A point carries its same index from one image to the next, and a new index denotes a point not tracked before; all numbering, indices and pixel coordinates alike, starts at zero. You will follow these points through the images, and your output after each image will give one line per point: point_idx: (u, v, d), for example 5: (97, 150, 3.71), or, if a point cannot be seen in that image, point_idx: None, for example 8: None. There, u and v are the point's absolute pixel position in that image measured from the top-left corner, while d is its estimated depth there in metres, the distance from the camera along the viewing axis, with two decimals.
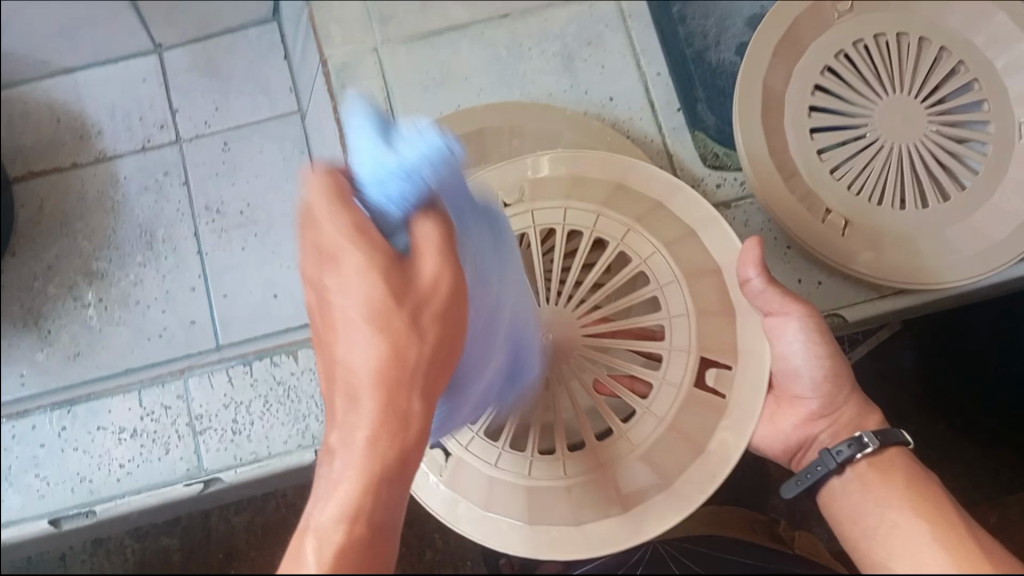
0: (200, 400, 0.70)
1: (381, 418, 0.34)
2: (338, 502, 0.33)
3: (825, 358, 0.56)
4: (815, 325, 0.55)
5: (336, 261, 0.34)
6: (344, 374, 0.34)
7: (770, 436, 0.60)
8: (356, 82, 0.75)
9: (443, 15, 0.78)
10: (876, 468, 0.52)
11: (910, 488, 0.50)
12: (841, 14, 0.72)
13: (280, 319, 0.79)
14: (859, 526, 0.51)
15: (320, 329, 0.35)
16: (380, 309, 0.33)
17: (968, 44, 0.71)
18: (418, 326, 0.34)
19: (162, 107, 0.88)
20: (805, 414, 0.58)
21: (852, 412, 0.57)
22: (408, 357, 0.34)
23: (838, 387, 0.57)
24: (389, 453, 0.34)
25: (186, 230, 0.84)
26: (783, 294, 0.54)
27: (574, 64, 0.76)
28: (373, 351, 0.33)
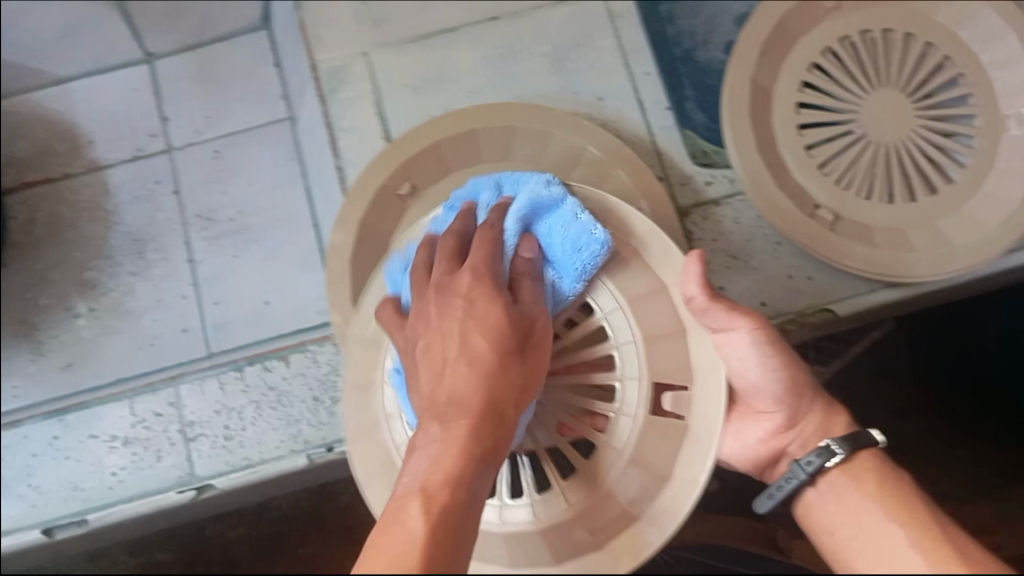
0: (192, 407, 0.70)
1: (472, 423, 0.42)
2: (422, 479, 0.40)
3: (778, 371, 0.53)
4: (766, 336, 0.52)
5: (444, 300, 0.49)
6: (442, 398, 0.44)
7: (737, 451, 0.58)
8: (346, 87, 0.75)
9: (433, 19, 0.78)
10: (847, 475, 0.51)
11: (884, 490, 0.49)
12: (827, 12, 0.73)
13: (270, 325, 0.78)
14: (835, 535, 0.49)
15: (429, 360, 0.47)
16: (472, 347, 0.46)
17: (953, 39, 0.71)
18: (505, 359, 0.45)
19: (153, 116, 0.87)
20: (773, 427, 0.56)
21: (816, 421, 0.55)
22: (474, 391, 0.44)
23: (794, 395, 0.55)
24: (475, 449, 0.41)
25: (176, 240, 0.83)
26: (729, 309, 0.51)
27: (564, 65, 0.76)
28: (461, 381, 0.44)
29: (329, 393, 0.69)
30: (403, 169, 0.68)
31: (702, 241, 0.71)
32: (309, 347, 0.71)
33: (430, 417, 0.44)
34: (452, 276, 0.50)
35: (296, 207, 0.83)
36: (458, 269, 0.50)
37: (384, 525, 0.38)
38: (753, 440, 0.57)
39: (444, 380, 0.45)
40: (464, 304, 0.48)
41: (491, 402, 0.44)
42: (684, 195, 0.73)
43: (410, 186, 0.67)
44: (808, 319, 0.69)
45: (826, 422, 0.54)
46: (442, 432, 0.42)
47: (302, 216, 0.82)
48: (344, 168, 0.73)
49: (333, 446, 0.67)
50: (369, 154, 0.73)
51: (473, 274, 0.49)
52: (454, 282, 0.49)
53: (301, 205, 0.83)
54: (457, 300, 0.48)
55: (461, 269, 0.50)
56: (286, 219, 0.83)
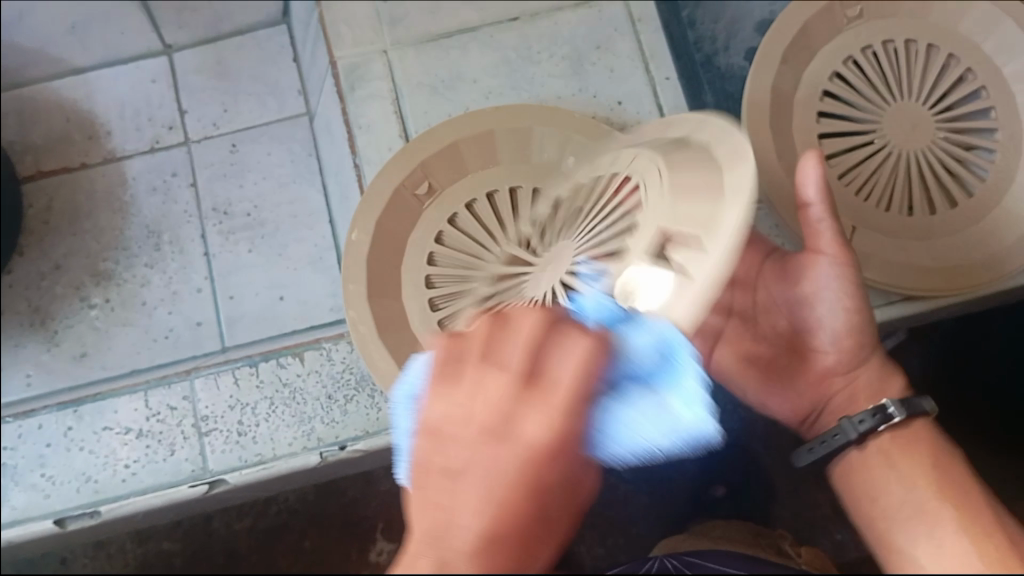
0: (206, 401, 0.70)
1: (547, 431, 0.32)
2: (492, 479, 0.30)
3: (854, 312, 0.52)
4: (847, 277, 0.51)
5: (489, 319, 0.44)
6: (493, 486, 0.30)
7: (785, 397, 0.57)
8: (366, 85, 0.75)
9: (452, 18, 0.77)
10: (898, 443, 0.48)
11: (941, 469, 0.46)
12: (850, 20, 0.72)
13: (283, 321, 0.78)
14: (878, 504, 0.46)
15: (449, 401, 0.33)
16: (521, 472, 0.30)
17: (977, 51, 0.71)
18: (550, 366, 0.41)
19: (170, 107, 0.87)
20: (822, 373, 0.54)
21: (872, 377, 0.53)
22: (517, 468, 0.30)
23: (862, 343, 0.53)
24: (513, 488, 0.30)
25: (192, 232, 0.83)
26: (820, 221, 0.51)
27: (584, 67, 0.75)
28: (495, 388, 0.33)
29: (342, 391, 0.68)
30: (420, 169, 0.67)
31: None
32: (324, 344, 0.70)
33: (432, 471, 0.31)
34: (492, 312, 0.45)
35: (311, 202, 0.83)
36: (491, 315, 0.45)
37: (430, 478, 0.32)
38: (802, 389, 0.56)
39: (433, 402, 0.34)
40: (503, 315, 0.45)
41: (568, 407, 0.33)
42: None
43: (427, 186, 0.67)
44: None
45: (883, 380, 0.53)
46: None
47: (317, 211, 0.82)
48: (362, 165, 0.73)
49: (345, 444, 0.67)
50: (386, 153, 0.73)
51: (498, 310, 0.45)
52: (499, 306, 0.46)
53: (317, 200, 0.83)
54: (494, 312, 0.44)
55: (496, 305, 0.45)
56: (300, 215, 0.82)
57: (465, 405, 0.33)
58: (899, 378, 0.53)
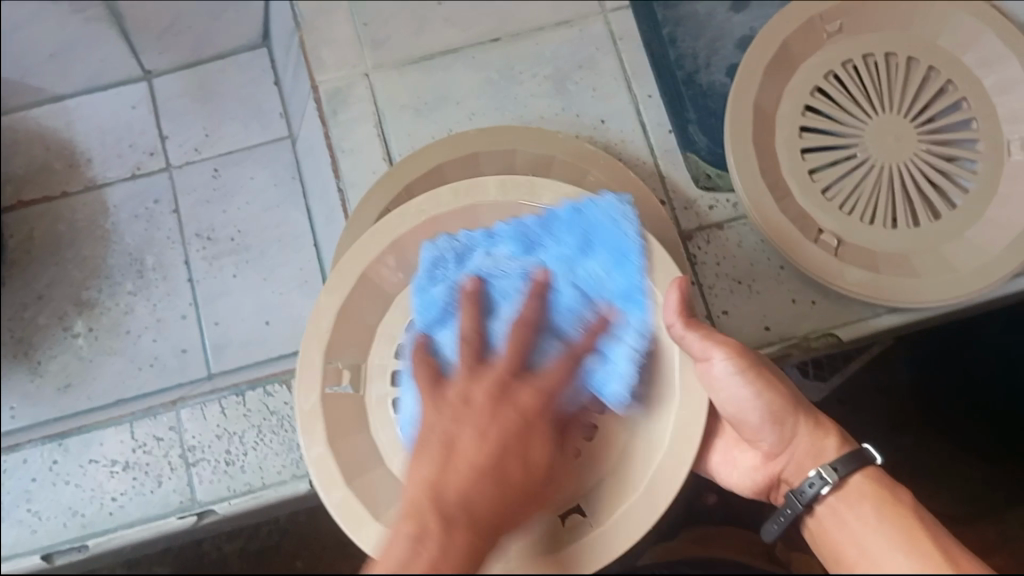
0: (193, 432, 0.69)
1: (473, 493, 0.40)
2: (443, 479, 0.40)
3: (766, 393, 0.52)
4: (743, 363, 0.51)
5: (485, 399, 0.44)
6: (429, 499, 0.39)
7: (736, 478, 0.57)
8: (348, 108, 0.74)
9: (433, 39, 0.76)
10: (845, 501, 0.50)
11: (885, 511, 0.48)
12: (830, 34, 0.73)
13: (267, 346, 0.77)
14: (841, 560, 0.49)
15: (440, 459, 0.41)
16: (505, 471, 0.41)
17: (956, 63, 0.72)
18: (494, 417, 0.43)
19: (152, 133, 0.86)
20: (763, 453, 0.55)
21: (806, 444, 0.53)
22: (480, 497, 0.40)
23: (780, 418, 0.53)
24: (485, 491, 0.40)
25: (176, 257, 0.82)
26: (684, 326, 0.49)
27: (566, 86, 0.75)
28: (444, 466, 0.41)
29: None
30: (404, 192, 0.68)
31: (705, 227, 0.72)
32: None
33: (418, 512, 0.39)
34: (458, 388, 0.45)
35: (295, 224, 0.81)
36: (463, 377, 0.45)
37: (464, 455, 0.41)
38: (756, 470, 0.56)
39: (423, 474, 0.41)
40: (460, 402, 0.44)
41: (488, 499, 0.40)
42: (687, 219, 0.72)
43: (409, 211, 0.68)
44: (811, 344, 0.69)
45: (815, 444, 0.52)
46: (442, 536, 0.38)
47: (303, 232, 0.81)
48: (346, 190, 0.72)
49: None
50: (372, 176, 0.72)
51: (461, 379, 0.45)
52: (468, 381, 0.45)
53: (302, 222, 0.81)
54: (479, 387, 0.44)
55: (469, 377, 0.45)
56: (289, 237, 0.81)
57: (444, 465, 0.41)
58: (836, 432, 0.53)
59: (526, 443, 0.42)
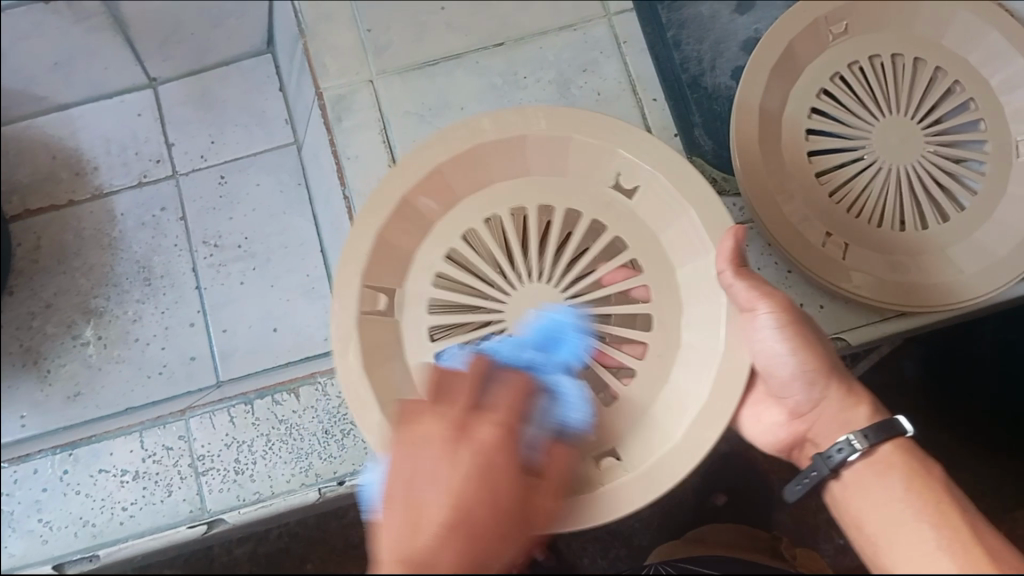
0: (202, 440, 0.69)
1: (466, 538, 0.38)
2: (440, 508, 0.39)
3: (806, 352, 0.53)
4: (787, 318, 0.52)
5: (455, 453, 0.41)
6: (418, 553, 0.37)
7: (761, 437, 0.58)
8: (353, 115, 0.74)
9: (437, 45, 0.76)
10: (872, 470, 0.50)
11: (914, 485, 0.49)
12: (836, 36, 0.73)
13: (275, 354, 0.77)
14: (864, 530, 0.49)
15: (417, 500, 0.39)
16: (471, 514, 0.38)
17: (962, 63, 0.72)
18: (462, 460, 0.40)
19: (157, 141, 0.87)
20: (790, 411, 0.55)
21: (835, 406, 0.53)
22: (466, 554, 0.37)
23: (817, 374, 0.53)
24: (465, 561, 0.37)
25: (183, 265, 0.82)
26: (734, 275, 0.52)
27: (570, 91, 0.75)
28: (443, 499, 0.39)
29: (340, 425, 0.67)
30: None
31: None
32: (319, 379, 0.69)
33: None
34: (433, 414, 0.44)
35: (301, 231, 0.82)
36: (462, 412, 0.43)
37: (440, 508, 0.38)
38: (783, 427, 0.56)
39: (389, 523, 0.39)
40: (474, 462, 0.40)
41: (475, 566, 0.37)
42: None
43: None
44: None
45: (843, 405, 0.53)
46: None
47: (308, 240, 0.81)
48: (351, 197, 0.72)
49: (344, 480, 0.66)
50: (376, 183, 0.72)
51: (492, 432, 0.42)
52: (463, 432, 0.42)
53: (308, 229, 0.82)
54: (470, 455, 0.41)
55: (475, 424, 0.42)
56: (291, 246, 0.81)
57: (428, 489, 0.40)
58: (867, 399, 0.53)
59: (506, 521, 0.39)
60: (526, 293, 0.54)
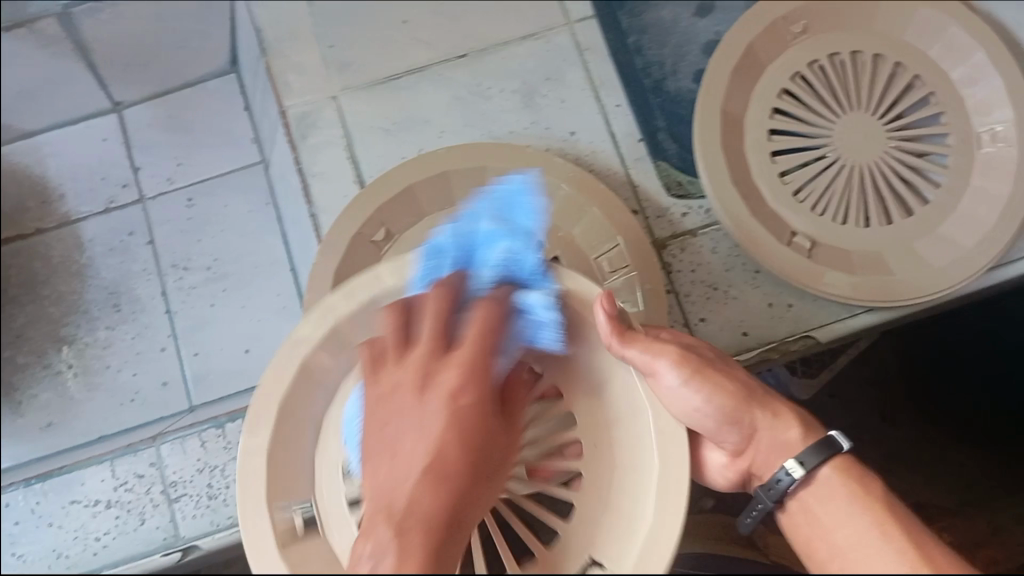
0: (174, 466, 0.68)
1: (452, 473, 0.42)
2: (417, 455, 0.42)
3: (719, 394, 0.52)
4: (689, 366, 0.51)
5: (423, 402, 0.44)
6: (399, 499, 0.41)
7: (716, 478, 0.58)
8: (317, 132, 0.73)
9: (402, 58, 0.75)
10: (820, 492, 0.50)
11: (864, 502, 0.48)
12: (795, 36, 0.73)
13: (249, 375, 0.77)
14: (819, 552, 0.49)
15: (389, 456, 0.43)
16: (450, 453, 0.43)
17: (921, 58, 0.73)
18: (428, 406, 0.44)
19: (123, 165, 0.86)
20: (733, 449, 0.55)
21: (767, 436, 0.53)
22: (452, 489, 0.42)
23: (737, 410, 0.53)
24: (450, 495, 0.41)
25: (152, 289, 0.82)
26: (620, 343, 0.48)
27: (535, 99, 0.74)
28: (423, 446, 0.43)
29: None
30: (376, 215, 0.67)
31: (679, 233, 0.71)
32: None
33: (382, 522, 0.40)
34: (396, 364, 0.46)
35: (271, 251, 0.81)
36: (437, 358, 0.46)
37: (420, 452, 0.42)
38: (730, 466, 0.56)
39: (368, 477, 0.43)
40: (449, 407, 0.44)
41: (458, 501, 0.42)
42: (661, 227, 0.71)
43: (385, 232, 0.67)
44: (790, 348, 0.69)
45: (776, 429, 0.53)
46: (397, 539, 0.38)
47: (278, 260, 0.81)
48: (319, 215, 0.71)
49: None
50: (342, 200, 0.71)
51: (459, 373, 0.45)
52: (430, 379, 0.45)
53: (278, 248, 0.81)
54: (441, 401, 0.44)
55: (441, 368, 0.46)
56: (262, 265, 0.81)
57: (404, 443, 0.43)
58: (795, 420, 0.53)
59: (482, 456, 0.44)
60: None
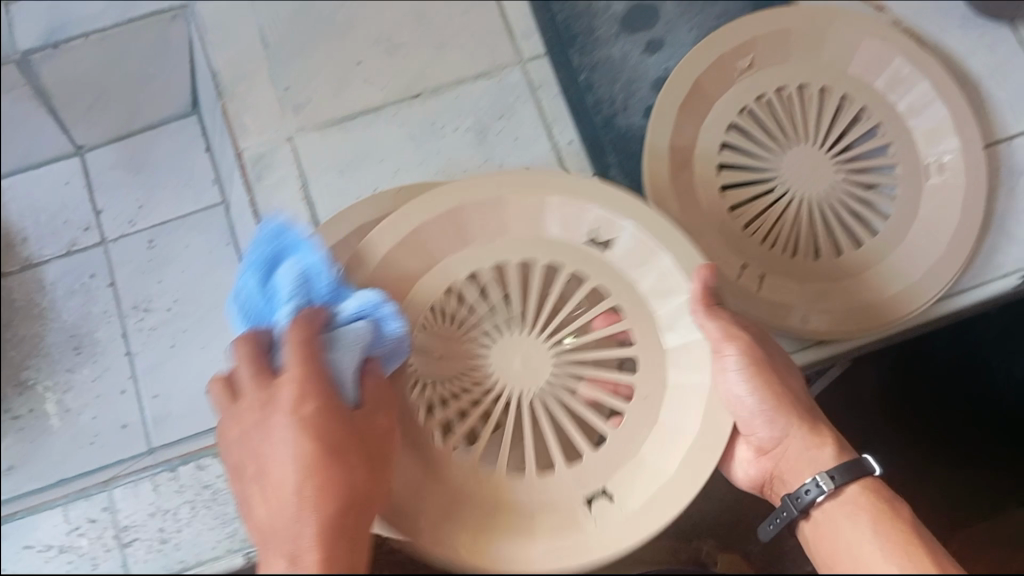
0: (127, 511, 0.68)
1: (317, 476, 0.42)
2: (283, 477, 0.42)
3: (770, 392, 0.55)
4: (751, 360, 0.55)
5: (270, 427, 0.44)
6: (283, 525, 0.41)
7: (740, 475, 0.61)
8: (271, 173, 0.73)
9: (355, 98, 0.76)
10: (840, 509, 0.52)
11: (879, 522, 0.50)
12: (742, 70, 0.73)
13: (208, 416, 0.76)
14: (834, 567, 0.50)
15: (266, 484, 0.43)
16: (318, 461, 0.42)
17: (867, 90, 0.74)
18: (274, 430, 0.43)
19: (86, 208, 0.87)
20: (757, 449, 0.58)
21: (799, 442, 0.56)
22: (326, 492, 0.42)
23: (784, 413, 0.56)
24: (326, 498, 0.41)
25: (112, 331, 0.82)
26: (705, 308, 0.53)
27: (488, 137, 0.75)
28: (283, 467, 0.42)
29: None
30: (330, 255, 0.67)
31: None
32: None
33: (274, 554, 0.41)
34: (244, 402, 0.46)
35: (230, 291, 0.82)
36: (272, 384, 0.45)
37: (284, 471, 0.42)
38: (753, 464, 0.59)
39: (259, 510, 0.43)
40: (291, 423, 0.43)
41: (338, 499, 0.42)
42: None
43: None
44: None
45: (806, 444, 0.56)
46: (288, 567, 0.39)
47: None
48: None
49: None
50: None
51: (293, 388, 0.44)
52: (271, 404, 0.44)
53: None
54: (283, 419, 0.43)
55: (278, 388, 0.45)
56: (220, 304, 0.81)
57: (271, 468, 0.43)
58: (830, 440, 0.56)
59: (340, 448, 0.43)
60: (517, 343, 0.55)
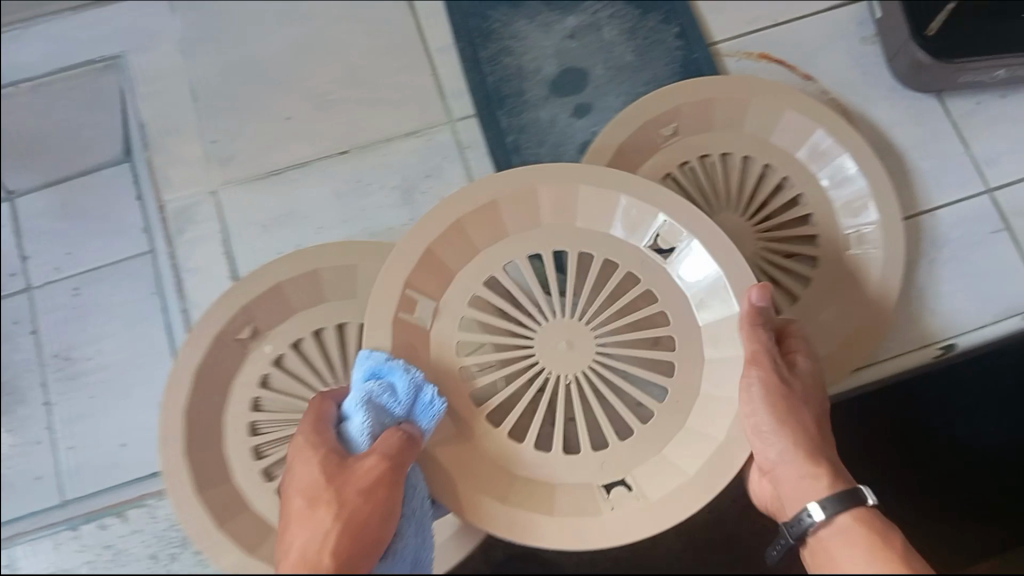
0: (28, 567, 0.74)
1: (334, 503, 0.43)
2: (300, 508, 0.44)
3: (786, 409, 0.54)
4: (773, 379, 0.55)
5: (294, 478, 0.46)
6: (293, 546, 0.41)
7: (760, 490, 0.60)
8: (194, 227, 0.74)
9: (281, 154, 0.76)
10: (834, 536, 0.49)
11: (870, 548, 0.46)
12: (666, 137, 0.74)
13: (124, 468, 0.76)
14: None
15: (287, 521, 0.44)
16: (338, 493, 0.44)
17: (789, 160, 0.74)
18: (299, 478, 0.46)
19: (12, 253, 0.85)
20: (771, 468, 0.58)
21: (796, 470, 0.52)
22: (340, 515, 0.42)
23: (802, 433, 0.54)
24: (339, 519, 0.42)
25: (33, 380, 0.81)
26: (751, 326, 0.56)
27: (413, 197, 0.75)
28: (301, 503, 0.44)
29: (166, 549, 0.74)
30: (243, 313, 0.65)
31: None
32: (146, 503, 0.74)
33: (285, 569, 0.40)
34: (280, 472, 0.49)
35: (153, 340, 0.80)
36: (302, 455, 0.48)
37: (305, 501, 0.44)
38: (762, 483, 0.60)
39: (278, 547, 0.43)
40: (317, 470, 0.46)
41: (351, 524, 0.42)
42: None
43: (251, 330, 0.65)
44: None
45: (799, 473, 0.52)
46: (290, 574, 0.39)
47: (159, 349, 0.80)
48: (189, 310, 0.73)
49: None
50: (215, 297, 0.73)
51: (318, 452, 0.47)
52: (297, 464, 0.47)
53: (159, 337, 0.80)
54: (311, 467, 0.46)
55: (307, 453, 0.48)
56: (143, 355, 0.80)
57: (292, 506, 0.44)
58: (835, 473, 0.52)
59: (359, 488, 0.45)
60: (563, 326, 0.60)
